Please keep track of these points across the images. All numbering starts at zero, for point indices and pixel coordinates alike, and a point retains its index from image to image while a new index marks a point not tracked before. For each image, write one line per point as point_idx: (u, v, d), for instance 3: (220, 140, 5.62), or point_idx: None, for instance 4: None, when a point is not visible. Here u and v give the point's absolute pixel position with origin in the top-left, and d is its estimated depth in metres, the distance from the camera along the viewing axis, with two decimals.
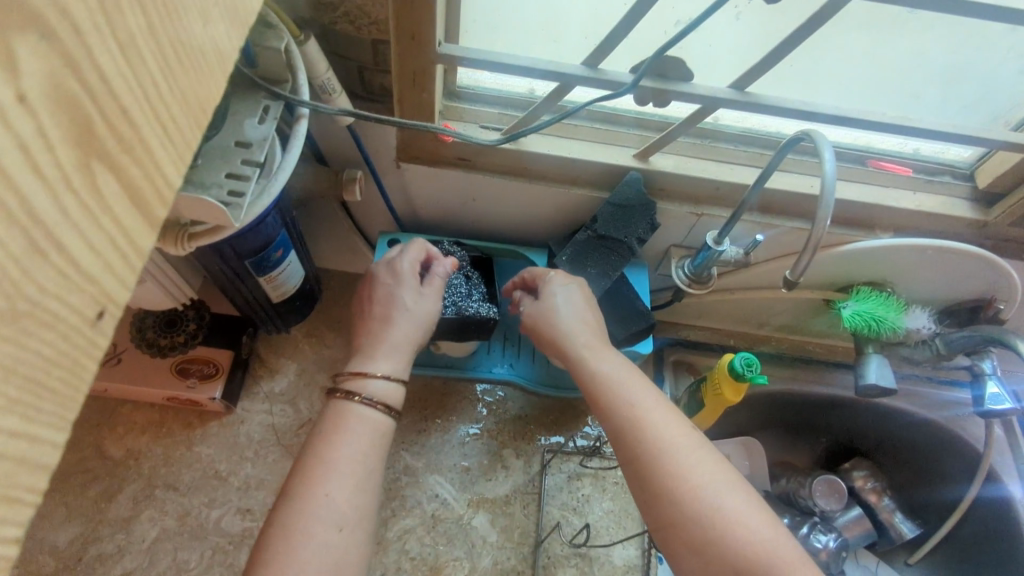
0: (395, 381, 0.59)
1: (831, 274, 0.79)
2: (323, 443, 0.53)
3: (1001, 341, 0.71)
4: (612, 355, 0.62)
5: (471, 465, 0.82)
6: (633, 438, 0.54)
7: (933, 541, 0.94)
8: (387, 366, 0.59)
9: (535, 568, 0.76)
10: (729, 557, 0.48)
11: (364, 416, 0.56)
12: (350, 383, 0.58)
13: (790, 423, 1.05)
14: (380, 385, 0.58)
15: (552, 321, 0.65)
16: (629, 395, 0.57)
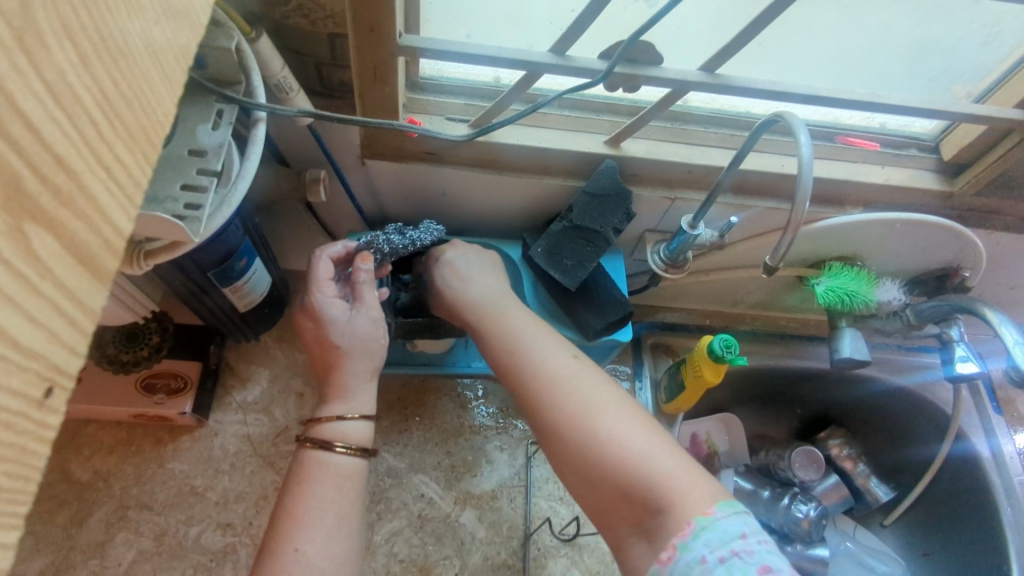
0: (356, 419, 0.60)
1: (804, 251, 0.79)
2: (292, 496, 0.55)
3: (967, 308, 0.72)
4: (519, 311, 0.65)
5: (456, 462, 0.81)
6: (523, 378, 0.58)
7: (908, 501, 0.98)
8: (348, 408, 0.61)
9: (526, 561, 0.76)
10: (608, 468, 0.50)
11: (333, 463, 0.58)
12: (317, 432, 0.60)
13: (767, 395, 1.06)
14: (348, 428, 0.60)
15: (450, 288, 0.68)
16: (530, 349, 0.60)
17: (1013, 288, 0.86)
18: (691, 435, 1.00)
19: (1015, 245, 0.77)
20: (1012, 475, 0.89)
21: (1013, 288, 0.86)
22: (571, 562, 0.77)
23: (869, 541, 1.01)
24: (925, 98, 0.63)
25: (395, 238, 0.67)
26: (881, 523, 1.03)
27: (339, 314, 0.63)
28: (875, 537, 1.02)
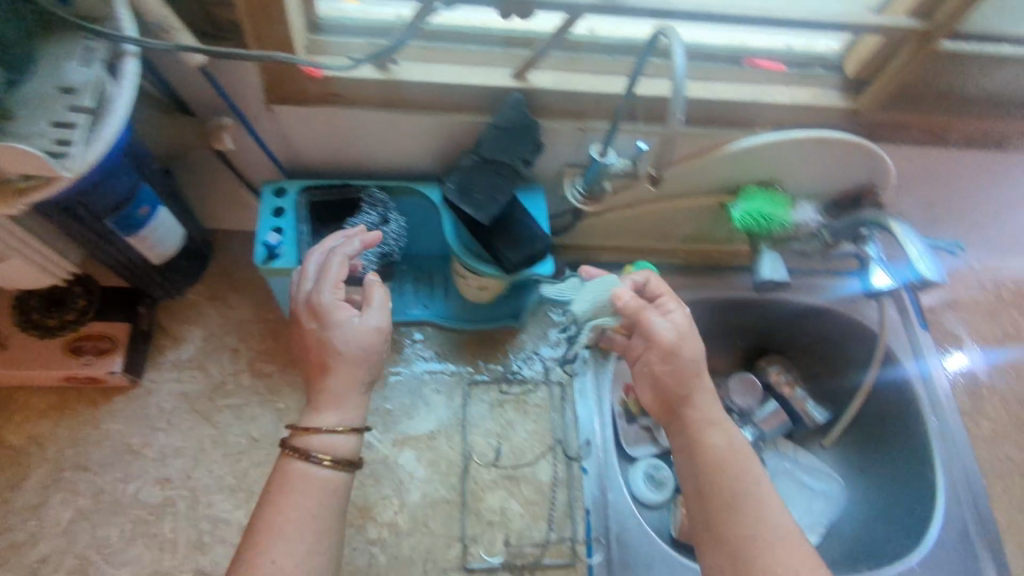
0: (346, 435, 0.61)
1: (718, 177, 0.79)
2: (275, 506, 0.56)
3: (877, 224, 0.75)
4: (723, 427, 0.61)
5: (393, 406, 0.82)
6: (743, 520, 0.56)
7: (844, 422, 1.01)
8: (336, 419, 0.61)
9: (463, 495, 0.78)
10: None
11: (309, 475, 0.59)
12: (300, 440, 0.60)
13: (710, 330, 1.08)
14: (325, 440, 0.60)
15: (681, 388, 0.62)
16: (747, 493, 0.57)
17: (931, 203, 0.88)
18: None
19: (923, 158, 0.78)
20: (936, 389, 0.93)
21: (932, 203, 0.88)
22: (509, 494, 0.79)
23: (811, 464, 1.03)
24: (822, 13, 0.63)
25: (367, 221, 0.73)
26: (820, 445, 1.05)
27: (348, 320, 0.62)
28: (815, 457, 1.05)
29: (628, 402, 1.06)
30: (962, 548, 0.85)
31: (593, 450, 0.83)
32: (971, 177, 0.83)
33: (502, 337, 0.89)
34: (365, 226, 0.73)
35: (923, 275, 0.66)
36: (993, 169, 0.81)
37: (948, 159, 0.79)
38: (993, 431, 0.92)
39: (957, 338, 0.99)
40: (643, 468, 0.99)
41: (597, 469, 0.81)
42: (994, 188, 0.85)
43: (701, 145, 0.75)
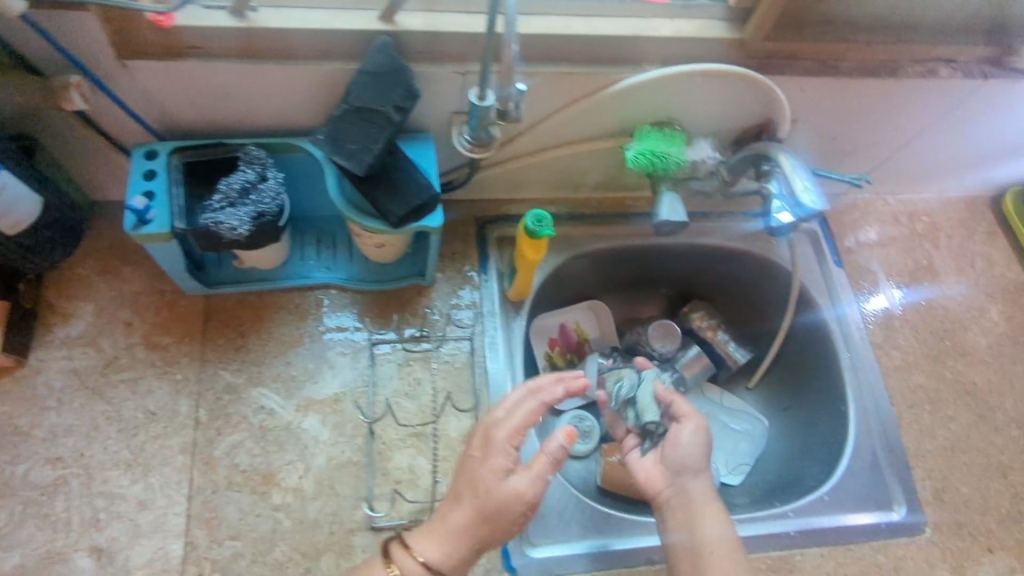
0: (424, 569, 0.66)
1: (613, 119, 0.78)
2: None
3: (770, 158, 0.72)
4: (716, 509, 0.72)
5: (297, 371, 0.81)
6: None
7: (766, 363, 1.03)
8: (427, 548, 0.67)
9: (370, 455, 0.78)
10: None
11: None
12: (398, 552, 0.67)
13: (632, 279, 1.08)
14: (408, 563, 0.66)
15: (695, 464, 0.74)
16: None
17: (836, 137, 0.86)
18: (561, 325, 1.06)
19: (818, 90, 0.77)
20: (846, 321, 0.95)
21: (836, 137, 0.86)
22: (416, 451, 0.79)
23: (734, 405, 1.05)
24: None
25: (245, 179, 0.69)
26: (747, 387, 1.07)
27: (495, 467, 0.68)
28: (741, 400, 1.06)
29: (552, 356, 1.05)
30: (872, 476, 0.87)
31: (502, 403, 0.82)
32: (870, 108, 0.81)
33: (410, 296, 0.87)
34: (240, 185, 0.69)
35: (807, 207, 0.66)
36: (891, 99, 0.80)
37: (843, 91, 0.77)
38: (903, 360, 0.93)
39: (870, 273, 0.99)
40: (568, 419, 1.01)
41: None
42: (895, 119, 0.85)
43: (589, 88, 0.73)
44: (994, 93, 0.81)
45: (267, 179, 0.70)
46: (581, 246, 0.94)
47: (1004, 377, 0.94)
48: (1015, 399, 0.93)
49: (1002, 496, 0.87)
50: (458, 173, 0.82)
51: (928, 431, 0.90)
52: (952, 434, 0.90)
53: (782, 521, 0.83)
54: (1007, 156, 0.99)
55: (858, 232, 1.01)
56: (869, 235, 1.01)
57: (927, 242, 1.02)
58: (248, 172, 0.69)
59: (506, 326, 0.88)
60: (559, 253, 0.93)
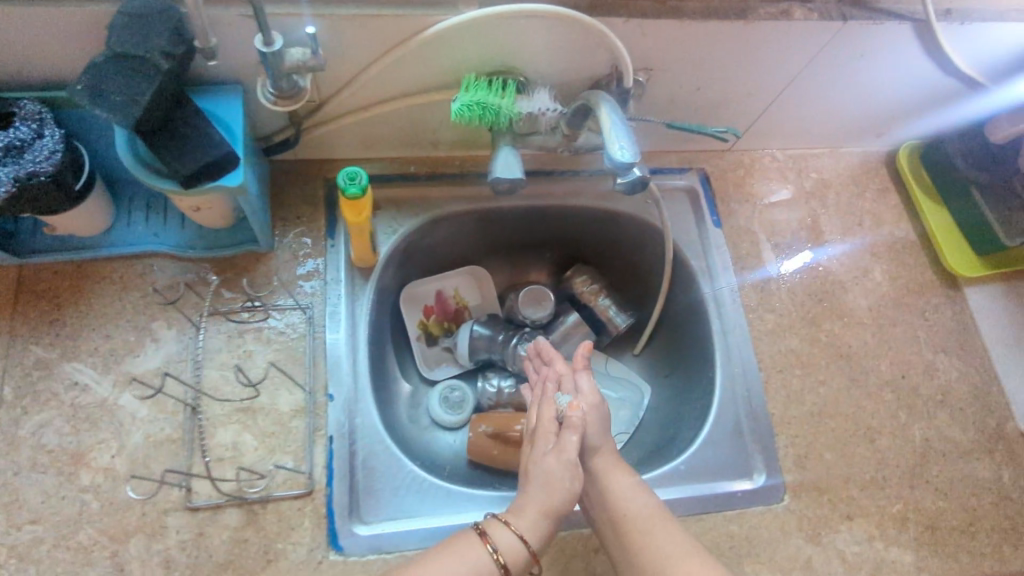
0: (524, 545, 0.65)
1: (443, 67, 0.72)
2: (440, 559, 0.63)
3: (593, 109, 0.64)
4: (626, 476, 0.73)
5: (116, 343, 0.76)
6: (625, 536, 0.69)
7: (648, 327, 0.99)
8: (522, 524, 0.66)
9: (191, 433, 0.74)
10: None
11: (482, 560, 0.63)
12: (491, 528, 0.66)
13: (512, 244, 1.02)
14: (506, 538, 0.65)
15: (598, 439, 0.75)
16: (643, 525, 0.69)
17: (699, 89, 0.81)
18: (437, 292, 1.00)
19: (662, 35, 0.71)
20: (720, 283, 0.90)
21: (699, 89, 0.81)
22: (242, 427, 0.75)
23: (618, 371, 1.01)
24: None
25: (14, 136, 0.62)
26: (632, 354, 1.04)
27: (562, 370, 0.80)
28: (626, 367, 1.03)
29: (427, 325, 1.00)
30: (733, 445, 0.84)
31: (340, 376, 0.78)
32: (728, 55, 0.76)
33: (246, 264, 0.81)
34: (9, 143, 0.61)
35: (613, 159, 0.59)
36: (747, 46, 0.74)
37: (691, 36, 0.71)
38: (777, 324, 0.90)
39: (751, 233, 0.94)
40: (438, 391, 0.97)
41: (344, 393, 0.78)
42: (760, 69, 0.79)
43: (401, 32, 0.66)
44: (860, 38, 0.75)
45: (43, 136, 0.63)
46: (439, 208, 0.89)
47: (882, 340, 0.91)
48: (890, 362, 0.90)
49: (866, 461, 0.85)
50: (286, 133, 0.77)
51: (796, 397, 0.86)
52: (821, 399, 0.87)
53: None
54: (897, 108, 0.94)
55: (772, 191, 0.97)
56: (782, 194, 0.97)
57: (814, 200, 0.97)
58: (21, 127, 0.62)
59: (352, 294, 0.83)
60: (416, 216, 0.88)
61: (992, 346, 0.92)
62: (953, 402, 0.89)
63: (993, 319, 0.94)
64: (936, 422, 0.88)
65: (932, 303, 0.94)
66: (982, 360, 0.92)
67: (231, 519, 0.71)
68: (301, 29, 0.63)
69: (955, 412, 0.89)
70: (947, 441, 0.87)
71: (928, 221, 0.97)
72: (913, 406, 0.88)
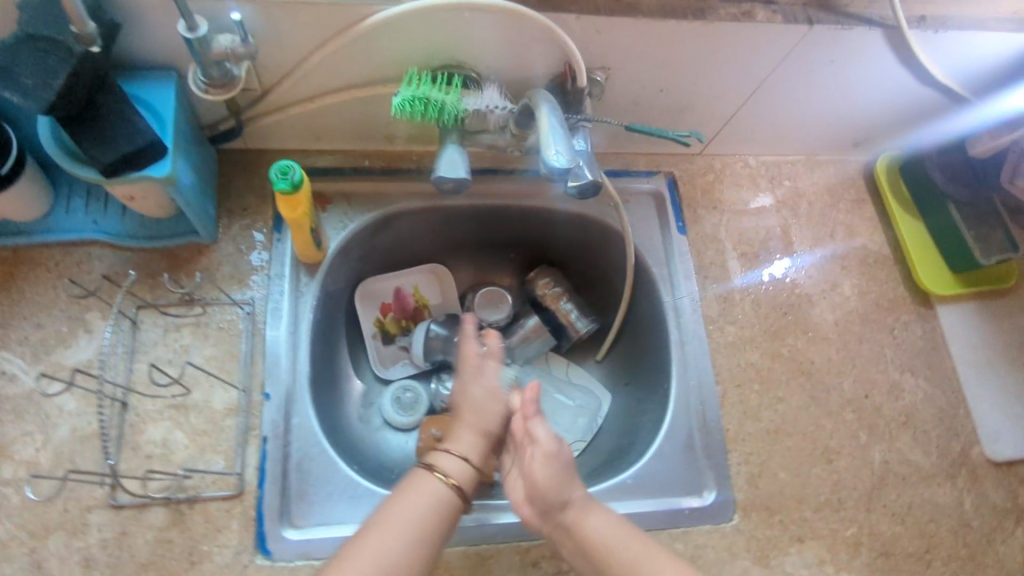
0: (468, 463, 0.70)
1: (389, 59, 0.69)
2: (391, 502, 0.65)
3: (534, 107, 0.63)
4: (599, 512, 0.69)
5: (48, 332, 0.73)
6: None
7: (611, 334, 0.96)
8: (461, 449, 0.71)
9: (119, 429, 0.71)
10: None
11: (438, 486, 0.67)
12: (430, 458, 0.70)
13: (475, 243, 0.99)
14: (452, 463, 0.69)
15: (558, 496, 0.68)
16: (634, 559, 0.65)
17: (663, 90, 0.77)
18: (396, 289, 0.97)
19: (618, 34, 0.67)
20: (681, 292, 0.88)
21: (663, 90, 0.77)
22: (174, 424, 0.72)
23: (580, 378, 0.99)
24: None
25: None
26: (594, 360, 1.02)
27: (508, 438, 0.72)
28: (587, 374, 1.00)
29: (384, 323, 0.98)
30: (686, 460, 0.82)
31: (277, 375, 0.76)
32: (692, 57, 0.72)
33: (188, 256, 0.78)
34: None
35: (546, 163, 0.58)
36: (712, 47, 0.71)
37: (649, 35, 0.68)
38: (738, 336, 0.87)
39: (717, 241, 0.91)
40: (391, 391, 0.95)
41: (281, 393, 0.76)
42: (727, 72, 0.75)
43: (342, 20, 0.63)
44: (830, 42, 0.72)
45: None
46: (394, 204, 0.86)
47: (846, 357, 0.88)
48: (854, 380, 0.87)
49: (823, 482, 0.82)
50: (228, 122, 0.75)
51: (753, 413, 0.84)
52: (780, 416, 0.84)
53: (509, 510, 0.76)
54: (875, 118, 0.91)
55: (757, 196, 0.94)
56: (766, 200, 0.94)
57: (785, 209, 0.94)
58: None
59: (296, 290, 0.81)
60: (369, 212, 0.85)
61: (961, 368, 0.89)
62: (917, 424, 0.86)
63: (963, 340, 0.91)
64: (898, 445, 0.85)
65: (901, 320, 0.91)
66: (949, 382, 0.89)
67: (155, 519, 0.69)
68: (228, 14, 0.61)
69: (918, 435, 0.86)
70: (908, 465, 0.84)
71: (900, 232, 0.94)
72: (874, 427, 0.85)
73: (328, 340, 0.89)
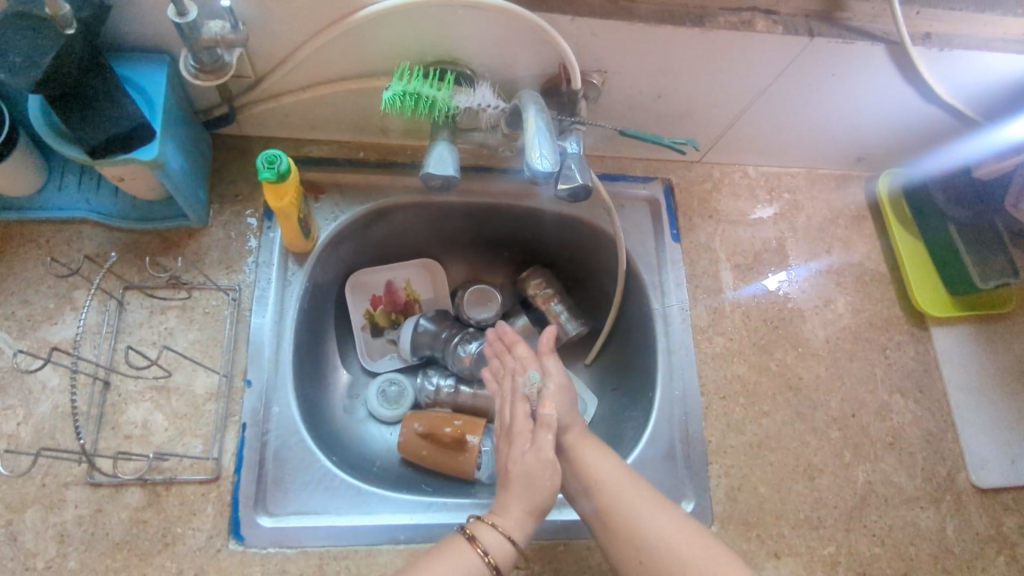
0: (513, 544, 0.64)
1: (383, 51, 0.69)
2: (424, 570, 0.61)
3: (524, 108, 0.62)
4: (596, 444, 0.71)
5: (35, 308, 0.74)
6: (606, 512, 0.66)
7: (601, 337, 0.95)
8: (509, 522, 0.65)
9: (99, 408, 0.71)
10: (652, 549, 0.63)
11: (473, 563, 0.62)
12: (477, 528, 0.64)
13: (468, 239, 0.99)
14: (494, 538, 0.64)
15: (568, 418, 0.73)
16: (615, 492, 0.67)
17: (660, 96, 0.77)
18: (387, 282, 0.98)
19: (615, 37, 0.67)
20: (671, 300, 0.87)
21: (661, 96, 0.77)
22: (154, 406, 0.73)
23: (569, 382, 0.97)
24: None
25: None
26: (582, 363, 1.01)
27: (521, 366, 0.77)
28: (575, 375, 1.00)
29: (374, 315, 0.98)
30: (666, 469, 0.81)
31: (260, 362, 0.76)
32: (691, 64, 0.71)
33: (179, 239, 0.79)
34: None
35: (530, 166, 0.57)
36: (711, 55, 0.70)
37: (645, 41, 0.68)
38: (726, 348, 0.86)
39: (711, 250, 0.90)
40: (376, 383, 0.94)
41: (263, 381, 0.76)
42: (727, 80, 0.74)
43: (336, 10, 0.63)
44: (832, 56, 0.71)
45: None
46: (387, 197, 0.86)
47: (835, 375, 0.87)
48: (842, 399, 0.86)
49: (803, 499, 0.81)
50: (219, 109, 0.75)
51: (735, 426, 0.83)
52: (763, 430, 0.83)
53: (563, 508, 0.77)
54: (879, 135, 0.89)
55: (756, 207, 0.93)
56: (766, 211, 0.93)
57: (782, 221, 0.93)
58: None
59: (283, 279, 0.81)
60: (361, 204, 0.85)
61: (952, 392, 0.88)
62: (904, 446, 0.85)
63: (956, 363, 0.89)
64: (882, 466, 0.84)
65: (894, 340, 0.90)
66: (938, 406, 0.87)
67: (131, 498, 0.69)
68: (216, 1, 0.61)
69: (904, 457, 0.85)
70: (892, 486, 0.83)
71: (896, 242, 0.92)
72: (859, 447, 0.84)
73: (315, 329, 0.89)
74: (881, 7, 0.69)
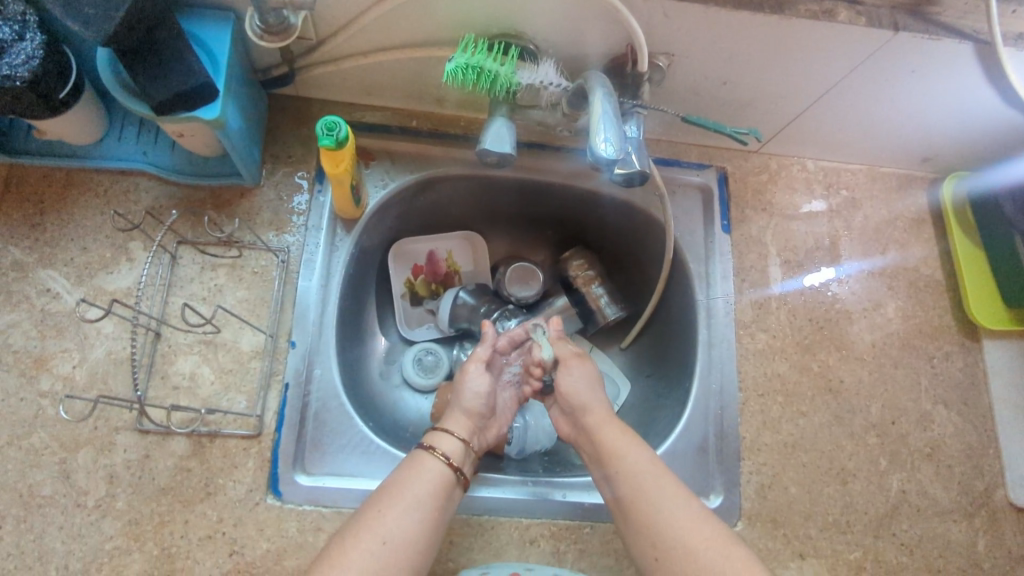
0: (463, 443, 0.70)
1: (449, 21, 0.68)
2: (392, 480, 0.65)
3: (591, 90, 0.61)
4: (616, 428, 0.71)
5: (92, 257, 0.76)
6: (629, 508, 0.65)
7: (639, 323, 0.95)
8: (458, 429, 0.72)
9: (149, 357, 0.74)
10: (673, 542, 0.62)
11: (436, 464, 0.67)
12: (432, 438, 0.70)
13: (512, 215, 0.98)
14: (449, 442, 0.70)
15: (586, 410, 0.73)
16: (639, 483, 0.65)
17: (726, 83, 0.74)
18: (429, 252, 0.98)
19: (687, 20, 0.64)
20: (716, 293, 0.86)
21: (726, 83, 0.74)
22: (202, 359, 0.75)
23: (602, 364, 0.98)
24: None
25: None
26: (618, 347, 1.01)
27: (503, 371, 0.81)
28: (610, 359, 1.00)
29: (414, 284, 0.98)
30: (697, 461, 0.81)
31: (305, 324, 0.78)
32: (764, 52, 0.69)
33: (230, 197, 0.80)
34: None
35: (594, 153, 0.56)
36: (787, 45, 0.68)
37: (719, 27, 0.65)
38: (767, 345, 0.85)
39: (761, 244, 0.88)
40: (413, 352, 0.95)
41: (307, 343, 0.77)
42: (799, 70, 0.72)
43: None
44: (910, 52, 0.68)
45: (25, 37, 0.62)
46: (438, 168, 0.85)
47: (878, 380, 0.85)
48: (883, 405, 0.85)
49: (833, 502, 0.80)
50: (279, 70, 0.75)
51: (771, 424, 0.82)
52: (799, 431, 0.82)
53: (564, 487, 0.77)
54: (950, 138, 0.85)
55: (809, 202, 0.90)
56: (819, 207, 0.90)
57: (837, 219, 0.90)
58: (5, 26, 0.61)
59: (331, 244, 0.81)
60: (410, 174, 0.84)
61: (999, 406, 0.86)
62: (942, 458, 0.84)
63: (1006, 378, 0.87)
64: (919, 476, 0.83)
65: (943, 350, 0.87)
66: (983, 420, 0.85)
67: (177, 447, 0.72)
68: None
69: (942, 469, 0.83)
70: (926, 498, 0.82)
71: (955, 249, 0.89)
72: (896, 454, 0.83)
73: (357, 294, 0.90)
74: (974, 3, 0.65)
